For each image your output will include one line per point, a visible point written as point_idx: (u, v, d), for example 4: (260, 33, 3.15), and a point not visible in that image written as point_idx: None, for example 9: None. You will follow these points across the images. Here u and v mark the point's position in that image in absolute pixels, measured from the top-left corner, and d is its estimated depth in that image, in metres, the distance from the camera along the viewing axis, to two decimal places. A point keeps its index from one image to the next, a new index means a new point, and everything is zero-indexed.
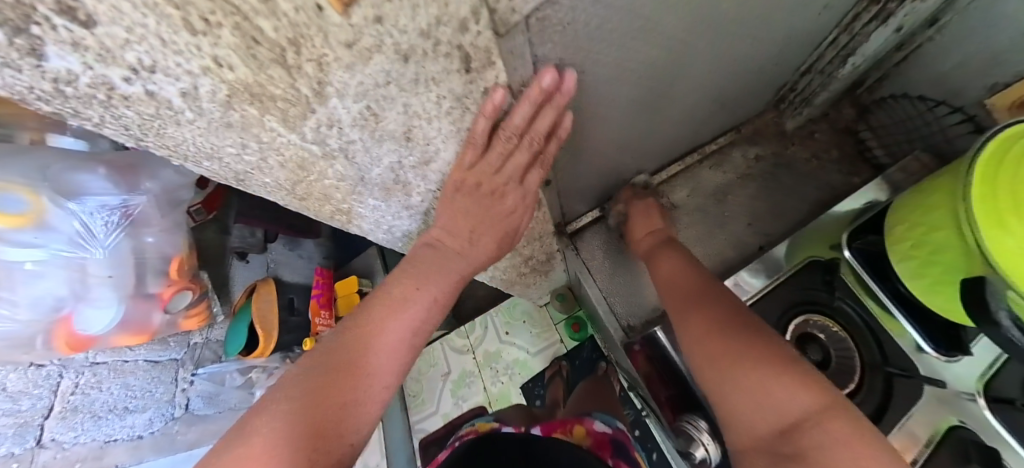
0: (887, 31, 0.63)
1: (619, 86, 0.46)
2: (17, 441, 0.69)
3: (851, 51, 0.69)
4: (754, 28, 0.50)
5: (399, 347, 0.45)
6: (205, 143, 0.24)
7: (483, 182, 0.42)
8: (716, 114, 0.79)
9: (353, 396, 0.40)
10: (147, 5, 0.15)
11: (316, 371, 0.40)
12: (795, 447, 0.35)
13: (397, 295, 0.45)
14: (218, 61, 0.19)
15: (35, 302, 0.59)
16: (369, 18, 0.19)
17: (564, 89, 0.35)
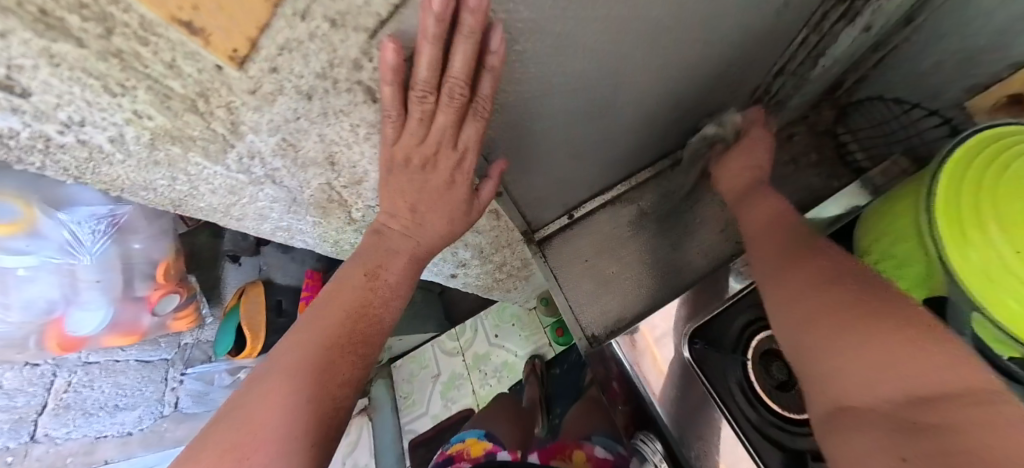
0: (854, 31, 0.50)
1: (571, 101, 0.44)
2: (12, 436, 0.75)
3: (822, 52, 0.54)
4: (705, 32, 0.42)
5: (378, 327, 0.41)
6: (141, 175, 0.29)
7: (411, 157, 0.35)
8: (679, 122, 0.62)
9: (338, 381, 0.36)
10: (71, 78, 0.19)
11: (292, 358, 0.36)
12: (928, 416, 0.19)
13: (344, 288, 0.40)
14: (138, 114, 0.23)
15: (27, 304, 0.64)
16: (265, 69, 0.22)
17: (476, 7, 0.22)
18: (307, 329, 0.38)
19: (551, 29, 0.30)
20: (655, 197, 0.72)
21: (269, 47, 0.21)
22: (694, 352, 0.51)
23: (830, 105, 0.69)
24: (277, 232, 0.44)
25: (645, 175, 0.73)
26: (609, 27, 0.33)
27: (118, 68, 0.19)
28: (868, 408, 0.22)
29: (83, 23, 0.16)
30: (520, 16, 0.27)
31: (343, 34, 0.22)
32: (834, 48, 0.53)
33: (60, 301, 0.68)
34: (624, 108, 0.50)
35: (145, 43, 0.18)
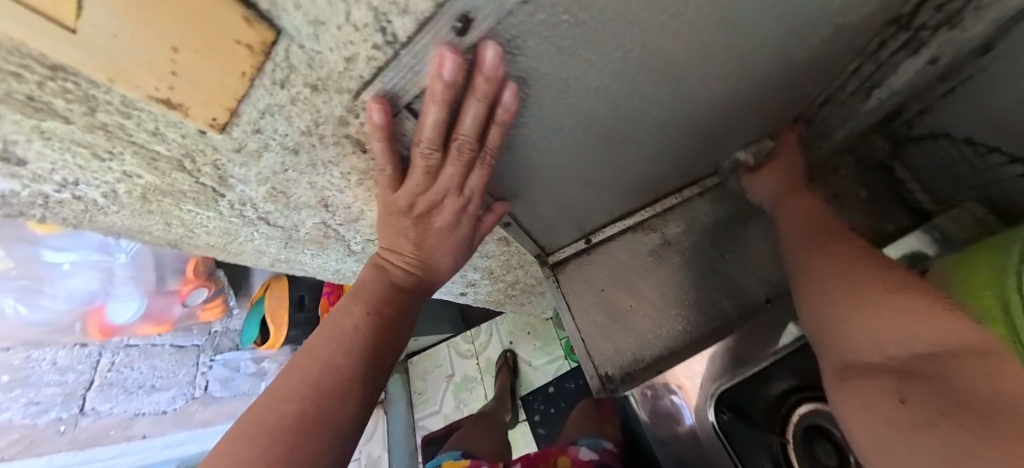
0: (917, 63, 0.40)
1: (574, 138, 0.39)
2: (64, 407, 0.88)
3: (876, 84, 0.44)
4: (733, 68, 0.36)
5: (388, 355, 0.35)
6: (138, 221, 0.29)
7: (413, 204, 0.32)
8: (706, 154, 0.55)
9: (345, 425, 0.29)
10: (62, 148, 0.20)
11: (287, 404, 0.28)
12: (931, 368, 0.23)
13: (347, 318, 0.34)
14: (129, 174, 0.23)
15: (70, 295, 0.78)
16: (248, 131, 0.22)
17: (492, 72, 0.22)
18: (303, 365, 0.31)
19: (557, 74, 0.28)
20: (680, 227, 0.65)
21: (249, 112, 0.20)
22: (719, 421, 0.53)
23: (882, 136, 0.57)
24: (276, 264, 0.44)
25: (672, 202, 0.65)
26: (621, 70, 0.30)
27: (104, 138, 0.20)
28: (874, 363, 0.25)
29: (67, 105, 0.17)
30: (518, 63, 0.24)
31: (325, 96, 0.21)
32: (890, 81, 0.44)
33: (100, 295, 0.82)
34: (643, 142, 0.46)
35: (129, 117, 0.19)
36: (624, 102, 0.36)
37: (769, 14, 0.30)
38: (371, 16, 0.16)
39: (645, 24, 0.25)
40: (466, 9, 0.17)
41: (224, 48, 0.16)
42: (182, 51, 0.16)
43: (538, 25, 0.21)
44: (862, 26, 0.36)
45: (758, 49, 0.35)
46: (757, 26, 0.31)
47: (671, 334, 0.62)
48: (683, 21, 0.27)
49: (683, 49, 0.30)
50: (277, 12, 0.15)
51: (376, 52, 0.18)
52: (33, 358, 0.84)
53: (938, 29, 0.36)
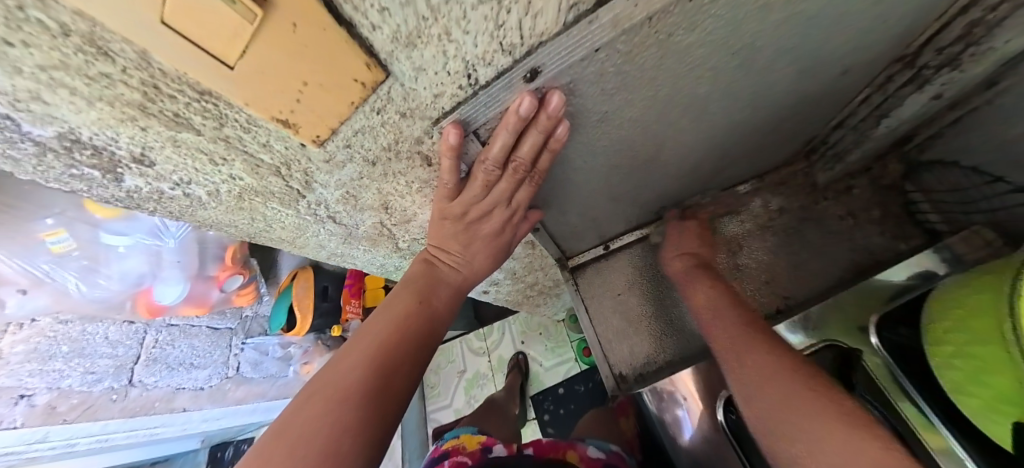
0: (922, 96, 0.44)
1: (609, 157, 0.41)
2: (115, 378, 0.92)
3: (885, 113, 0.48)
4: (755, 97, 0.39)
5: (431, 343, 0.38)
6: (227, 217, 0.33)
7: (466, 211, 0.35)
8: (724, 170, 0.57)
9: (394, 401, 0.32)
10: (187, 155, 0.24)
11: (347, 376, 0.31)
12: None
13: (396, 308, 0.37)
14: (233, 177, 0.27)
15: (124, 276, 0.84)
16: (340, 145, 0.26)
17: (553, 111, 0.27)
18: (360, 344, 0.34)
19: (598, 108, 0.31)
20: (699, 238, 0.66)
21: (346, 131, 0.24)
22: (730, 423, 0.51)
23: (895, 159, 0.60)
24: (331, 257, 0.47)
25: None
26: (653, 104, 0.34)
27: (225, 148, 0.24)
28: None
29: (203, 120, 0.21)
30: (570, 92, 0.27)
31: (410, 121, 0.25)
32: (899, 110, 0.48)
33: (148, 277, 0.88)
34: (669, 161, 0.47)
35: (248, 131, 0.22)
36: (652, 129, 0.38)
37: (785, 56, 0.33)
38: (462, 65, 0.21)
39: (674, 70, 0.29)
40: (535, 65, 0.23)
41: (342, 84, 0.21)
42: (308, 84, 0.20)
43: (588, 70, 0.25)
44: (878, 51, 0.38)
45: (775, 84, 0.38)
46: (780, 61, 0.33)
47: (681, 341, 0.63)
48: (710, 63, 0.30)
49: (707, 87, 0.34)
50: (391, 61, 0.20)
51: (459, 91, 0.23)
52: (88, 331, 0.87)
53: (941, 68, 0.40)
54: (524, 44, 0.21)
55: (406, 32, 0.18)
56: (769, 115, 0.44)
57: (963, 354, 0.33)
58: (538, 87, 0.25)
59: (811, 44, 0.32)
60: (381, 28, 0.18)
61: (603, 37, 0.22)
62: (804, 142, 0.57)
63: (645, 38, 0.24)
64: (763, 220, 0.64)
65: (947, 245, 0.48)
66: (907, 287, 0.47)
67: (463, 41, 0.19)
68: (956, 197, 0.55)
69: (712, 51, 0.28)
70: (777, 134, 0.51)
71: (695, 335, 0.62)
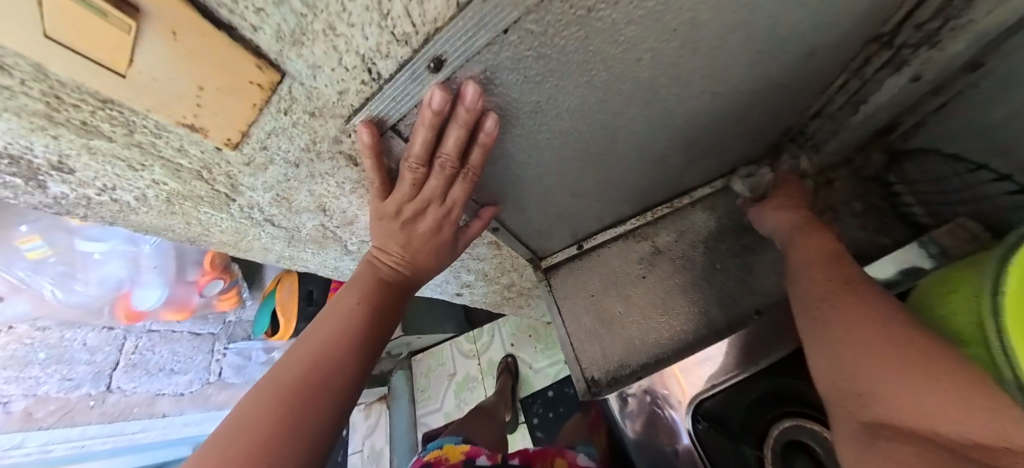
0: (899, 79, 0.44)
1: (558, 149, 0.42)
2: (93, 383, 0.97)
3: (862, 100, 0.48)
4: (705, 81, 0.39)
5: (378, 344, 0.39)
6: (163, 221, 0.34)
7: (401, 210, 0.35)
8: (691, 165, 0.57)
9: (338, 400, 0.32)
10: (104, 162, 0.25)
11: (288, 377, 0.31)
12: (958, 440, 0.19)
13: (339, 310, 0.37)
14: (158, 181, 0.28)
15: (103, 281, 0.85)
16: (256, 147, 0.27)
17: (471, 103, 0.27)
18: (304, 346, 0.34)
19: (527, 99, 0.31)
20: (672, 236, 0.66)
21: (258, 133, 0.26)
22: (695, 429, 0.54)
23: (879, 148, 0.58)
24: (280, 260, 0.48)
25: (660, 212, 0.67)
26: (590, 92, 0.34)
27: (140, 154, 0.25)
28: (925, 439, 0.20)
29: (111, 127, 0.22)
30: (491, 79, 0.27)
31: (322, 120, 0.26)
32: (875, 96, 0.47)
33: (128, 282, 0.89)
34: (626, 154, 0.48)
35: (159, 137, 0.24)
36: (598, 118, 0.39)
37: (731, 35, 0.33)
38: (359, 59, 0.22)
39: (606, 52, 0.29)
40: (437, 53, 0.22)
41: (239, 86, 0.22)
42: (205, 88, 0.21)
43: (502, 56, 0.25)
44: (827, 40, 0.38)
45: (729, 68, 0.37)
46: (723, 41, 0.33)
47: (657, 342, 0.61)
48: (647, 42, 0.30)
49: (650, 71, 0.34)
50: (283, 60, 0.21)
51: (364, 86, 0.24)
52: (67, 337, 0.93)
53: (919, 47, 0.39)
54: (418, 32, 0.21)
55: (289, 31, 0.19)
56: (723, 106, 0.44)
57: None
58: (448, 78, 0.25)
59: (762, 16, 0.31)
60: (263, 29, 0.18)
61: (509, 15, 0.21)
62: (781, 132, 0.55)
63: (558, 17, 0.23)
64: (739, 216, 0.62)
65: (931, 238, 0.45)
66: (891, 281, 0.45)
67: (351, 34, 0.19)
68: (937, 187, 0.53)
69: (650, 25, 0.28)
70: (741, 125, 0.50)
71: (671, 337, 0.61)
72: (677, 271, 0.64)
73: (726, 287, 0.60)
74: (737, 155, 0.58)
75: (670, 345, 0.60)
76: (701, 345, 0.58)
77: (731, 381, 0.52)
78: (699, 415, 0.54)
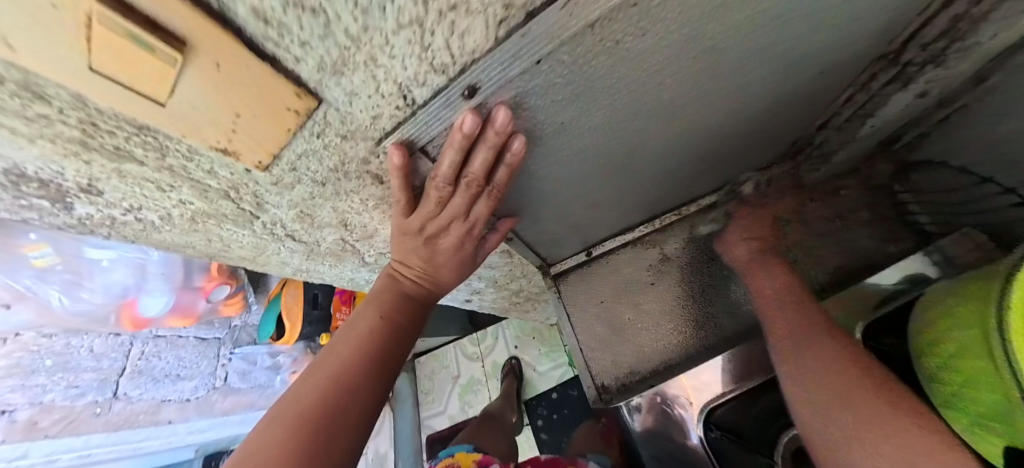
0: (907, 95, 0.44)
1: (577, 163, 0.41)
2: (100, 391, 0.97)
3: (869, 113, 0.47)
4: (725, 98, 0.38)
5: (397, 362, 0.38)
6: (184, 238, 0.34)
7: (424, 227, 0.35)
8: (703, 175, 0.56)
9: (358, 422, 0.32)
10: (133, 184, 0.25)
11: (308, 399, 0.31)
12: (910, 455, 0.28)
13: (359, 328, 0.37)
14: (183, 201, 0.28)
15: (108, 289, 0.85)
16: (286, 168, 0.27)
17: (501, 127, 0.27)
18: (324, 365, 0.34)
19: (553, 119, 0.31)
20: (682, 243, 0.65)
21: (289, 155, 0.25)
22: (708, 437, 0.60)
23: (886, 159, 0.59)
24: (296, 273, 0.48)
25: (669, 218, 0.66)
26: (612, 112, 0.34)
27: (171, 177, 0.25)
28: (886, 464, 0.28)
29: (145, 152, 0.22)
30: (522, 100, 0.27)
31: (352, 143, 0.26)
32: (882, 110, 0.47)
33: (133, 289, 0.88)
34: (642, 166, 0.48)
35: (191, 160, 0.24)
36: (618, 135, 0.39)
37: (756, 56, 0.32)
38: (395, 87, 0.21)
39: (631, 76, 0.29)
40: (471, 81, 0.23)
41: (275, 113, 0.21)
42: (240, 115, 0.21)
43: (533, 82, 0.25)
44: (848, 57, 0.37)
45: (751, 85, 0.37)
46: (752, 58, 0.33)
47: (665, 349, 0.63)
48: (671, 67, 0.30)
49: (672, 92, 0.34)
50: (321, 88, 0.21)
51: (398, 111, 0.24)
52: (73, 344, 0.91)
53: (925, 65, 0.39)
54: (456, 63, 0.21)
55: (331, 62, 0.19)
56: (741, 119, 0.44)
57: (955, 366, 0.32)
58: (481, 103, 0.25)
59: (788, 36, 0.31)
60: (305, 60, 0.19)
61: (546, 46, 0.22)
62: (788, 143, 0.53)
63: (590, 47, 0.24)
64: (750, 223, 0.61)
65: (938, 247, 0.48)
66: (898, 290, 0.47)
67: (390, 64, 0.20)
68: (948, 197, 0.56)
69: (677, 51, 0.28)
70: (758, 136, 0.50)
71: (680, 344, 0.62)
72: (687, 279, 0.64)
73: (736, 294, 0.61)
74: (755, 159, 0.55)
75: (679, 352, 0.62)
76: (708, 353, 0.60)
77: (740, 390, 0.56)
78: (711, 426, 0.59)
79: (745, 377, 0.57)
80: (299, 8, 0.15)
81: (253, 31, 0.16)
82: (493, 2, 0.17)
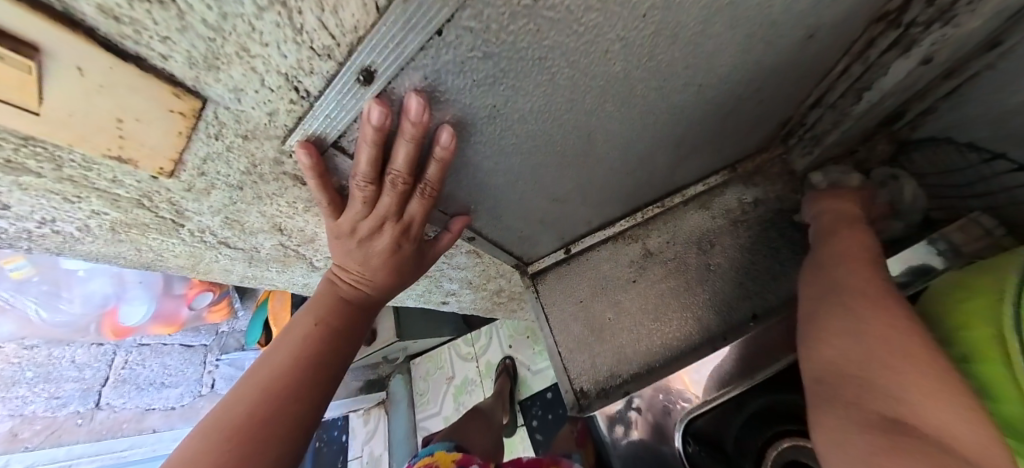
0: (908, 64, 0.37)
1: (532, 151, 0.39)
2: (81, 401, 1.04)
3: (866, 86, 0.42)
4: (687, 73, 0.35)
5: (338, 367, 0.38)
6: (111, 248, 0.34)
7: (355, 228, 0.35)
8: (678, 164, 0.54)
9: (294, 427, 0.32)
10: (39, 196, 0.25)
11: (238, 412, 0.31)
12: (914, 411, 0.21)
13: (293, 335, 0.37)
14: (97, 212, 0.28)
15: (88, 298, 0.91)
16: (195, 173, 0.27)
17: (417, 118, 0.26)
18: (257, 376, 0.34)
19: (482, 103, 0.28)
20: (665, 237, 0.62)
21: (193, 160, 0.25)
22: (685, 452, 0.52)
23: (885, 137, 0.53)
24: (244, 280, 0.48)
25: (651, 211, 0.64)
26: (553, 93, 0.31)
27: (74, 187, 0.25)
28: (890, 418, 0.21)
29: (39, 164, 0.22)
30: (436, 83, 0.24)
31: (257, 143, 0.25)
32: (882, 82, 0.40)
33: (113, 299, 0.94)
34: (607, 153, 0.45)
35: (91, 170, 0.23)
36: (569, 121, 0.36)
37: (715, 19, 0.28)
38: (282, 79, 0.21)
39: (564, 45, 0.25)
40: (365, 64, 0.21)
41: (162, 116, 0.21)
42: (125, 120, 0.21)
43: (442, 60, 0.22)
44: (829, 20, 0.33)
45: (714, 58, 0.34)
46: (710, 26, 0.29)
47: (648, 351, 0.59)
48: (615, 29, 0.26)
49: (621, 64, 0.30)
50: (202, 86, 0.20)
51: (294, 105, 0.23)
52: (55, 355, 1.03)
53: (930, 25, 0.33)
54: (340, 45, 0.19)
55: (202, 57, 0.18)
56: (708, 101, 0.41)
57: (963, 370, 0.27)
58: (384, 91, 0.24)
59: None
60: (174, 57, 0.18)
61: (436, 17, 0.19)
62: (778, 124, 0.53)
63: (500, 10, 0.20)
64: (736, 213, 0.58)
65: (942, 234, 0.43)
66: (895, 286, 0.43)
67: (266, 54, 0.19)
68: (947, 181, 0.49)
69: (618, 13, 0.24)
70: (726, 123, 0.47)
71: (664, 344, 0.58)
72: (669, 274, 0.61)
73: (721, 289, 0.57)
74: (725, 147, 0.53)
75: (662, 354, 0.58)
76: (692, 354, 0.55)
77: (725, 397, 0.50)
78: (688, 437, 0.52)
79: (732, 380, 0.50)
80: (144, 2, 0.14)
81: (108, 31, 0.16)
82: None
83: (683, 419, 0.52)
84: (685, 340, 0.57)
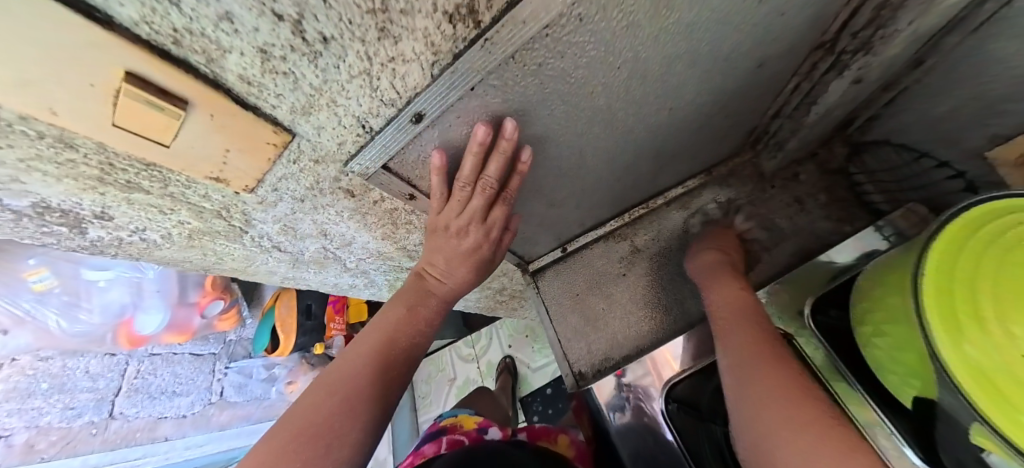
0: (844, 82, 0.45)
1: (537, 163, 0.45)
2: (96, 411, 1.10)
3: (813, 101, 0.50)
4: (663, 99, 0.42)
5: (420, 348, 0.43)
6: (181, 252, 0.40)
7: (450, 224, 0.41)
8: (660, 170, 0.61)
9: (387, 395, 0.38)
10: (141, 209, 0.31)
11: (348, 374, 0.37)
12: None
13: (389, 315, 0.42)
14: (181, 222, 0.34)
15: (105, 308, 0.94)
16: (269, 190, 0.32)
17: (511, 135, 0.32)
18: (360, 348, 0.40)
19: None
20: (650, 234, 0.69)
21: (271, 179, 0.31)
22: (666, 411, 0.55)
23: (841, 142, 0.61)
24: (284, 281, 0.54)
25: (638, 212, 0.70)
26: (554, 120, 0.37)
27: (171, 202, 0.30)
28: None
29: (151, 184, 0.28)
30: (467, 116, 0.30)
31: (323, 166, 0.31)
32: (825, 97, 0.48)
33: (129, 308, 0.97)
34: (598, 165, 0.52)
35: (190, 188, 0.29)
36: (567, 140, 0.43)
37: (679, 61, 0.35)
38: (355, 120, 0.27)
39: (562, 89, 0.32)
40: (417, 110, 0.27)
41: (258, 147, 0.27)
42: (231, 151, 0.26)
43: (472, 104, 0.28)
44: (773, 56, 0.41)
45: (682, 87, 0.40)
46: (677, 66, 0.36)
47: (638, 335, 0.66)
48: (598, 77, 0.32)
49: (607, 98, 0.37)
50: (294, 125, 0.26)
51: (358, 137, 0.29)
52: (68, 366, 1.08)
53: (857, 53, 0.40)
54: (401, 97, 0.26)
55: (301, 106, 0.24)
56: (679, 120, 0.48)
57: (884, 332, 0.34)
58: (430, 126, 0.29)
59: (704, 45, 0.34)
60: (280, 107, 0.24)
61: (473, 77, 0.25)
62: (747, 132, 0.58)
63: (515, 71, 0.26)
64: (713, 212, 0.65)
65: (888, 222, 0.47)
66: (846, 267, 0.47)
67: (347, 104, 0.25)
68: (893, 175, 0.56)
69: (599, 64, 0.30)
70: (703, 134, 0.55)
71: (652, 330, 0.65)
72: (656, 267, 0.68)
73: None
74: (702, 154, 0.61)
75: (650, 338, 0.65)
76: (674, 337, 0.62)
77: (697, 368, 0.55)
78: (669, 400, 0.56)
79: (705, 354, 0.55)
80: (275, 72, 0.21)
81: (239, 90, 0.22)
82: (422, 51, 0.22)
83: (664, 387, 0.56)
84: (673, 324, 0.64)
